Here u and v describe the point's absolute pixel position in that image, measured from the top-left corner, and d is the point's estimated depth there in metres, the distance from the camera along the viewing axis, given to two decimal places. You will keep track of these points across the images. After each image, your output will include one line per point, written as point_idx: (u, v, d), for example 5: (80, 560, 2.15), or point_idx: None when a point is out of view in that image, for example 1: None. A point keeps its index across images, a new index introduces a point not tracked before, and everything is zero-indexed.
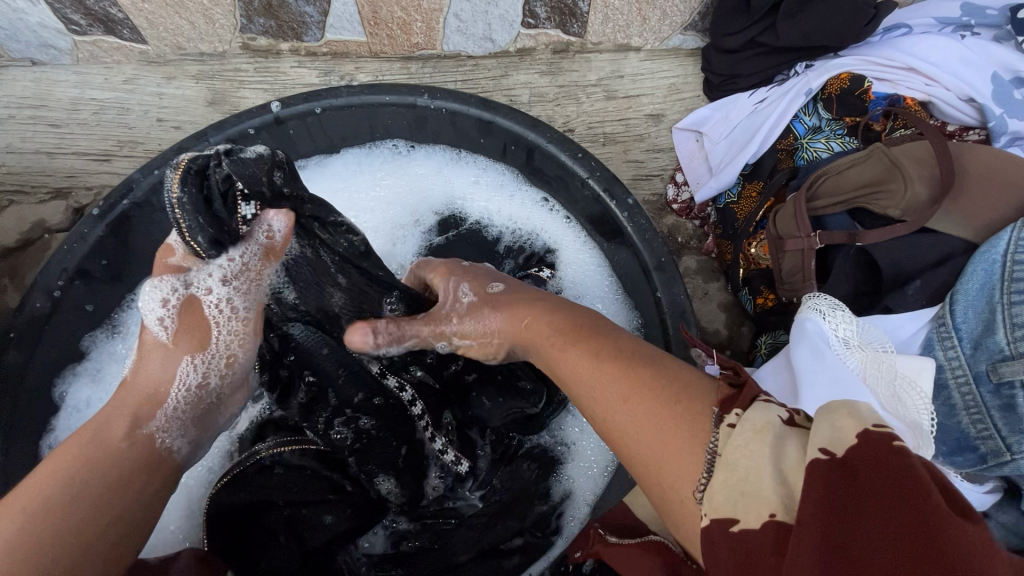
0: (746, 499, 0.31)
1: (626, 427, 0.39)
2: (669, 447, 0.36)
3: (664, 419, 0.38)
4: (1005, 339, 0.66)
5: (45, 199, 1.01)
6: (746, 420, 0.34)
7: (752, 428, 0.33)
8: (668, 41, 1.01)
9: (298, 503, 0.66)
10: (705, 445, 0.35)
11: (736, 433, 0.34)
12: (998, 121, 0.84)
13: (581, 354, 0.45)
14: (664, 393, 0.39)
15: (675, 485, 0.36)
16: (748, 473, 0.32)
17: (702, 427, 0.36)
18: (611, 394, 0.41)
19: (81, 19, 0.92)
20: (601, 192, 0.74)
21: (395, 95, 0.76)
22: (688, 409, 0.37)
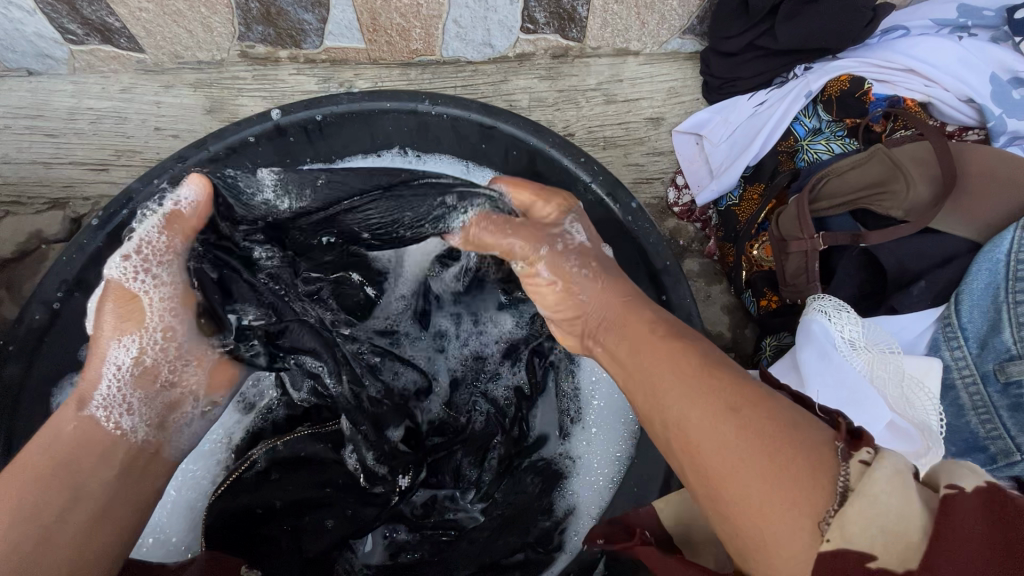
0: (888, 536, 0.32)
1: (723, 465, 0.39)
2: (783, 489, 0.36)
3: (775, 447, 0.38)
4: (1012, 338, 0.66)
5: (42, 209, 1.00)
6: (883, 460, 0.35)
7: (892, 468, 0.34)
8: (667, 45, 1.01)
9: (305, 509, 0.66)
10: (833, 480, 0.35)
11: (877, 469, 0.34)
12: (997, 121, 0.85)
13: (677, 368, 0.46)
14: (776, 419, 0.39)
15: (786, 534, 0.35)
16: (895, 513, 0.32)
17: (827, 460, 0.36)
18: (705, 420, 0.42)
19: (78, 29, 0.92)
20: (605, 197, 0.74)
21: (396, 102, 0.76)
22: (804, 440, 0.38)
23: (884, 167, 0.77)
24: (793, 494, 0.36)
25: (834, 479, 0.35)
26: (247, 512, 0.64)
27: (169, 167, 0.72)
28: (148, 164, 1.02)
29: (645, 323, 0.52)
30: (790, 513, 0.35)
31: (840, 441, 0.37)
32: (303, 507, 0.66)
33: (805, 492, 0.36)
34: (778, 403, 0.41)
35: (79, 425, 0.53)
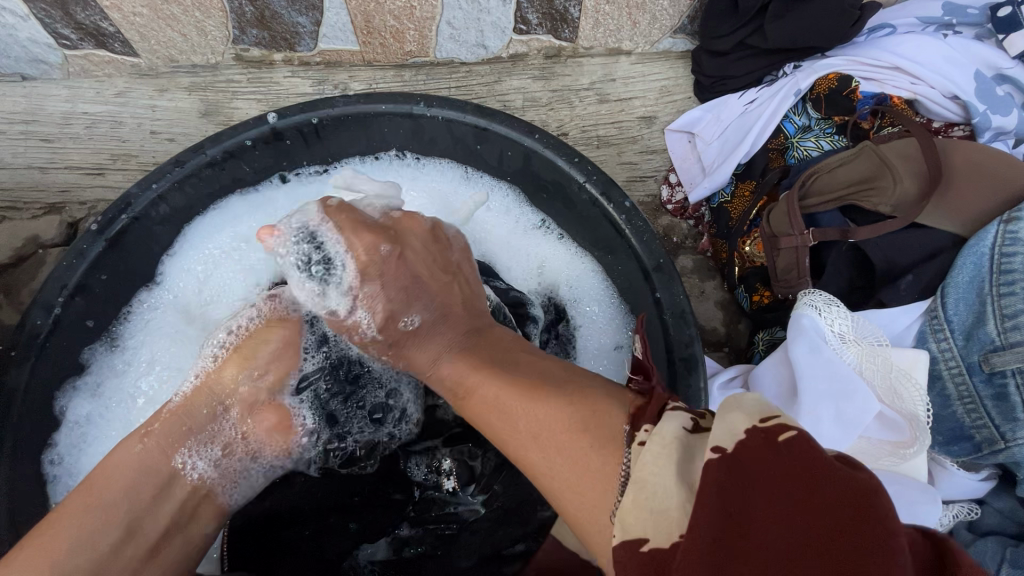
0: (657, 519, 0.33)
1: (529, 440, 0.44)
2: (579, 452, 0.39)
3: (582, 436, 0.40)
4: (996, 331, 0.68)
5: (39, 214, 1.00)
6: (653, 436, 0.36)
7: (659, 443, 0.35)
8: (658, 44, 1.02)
9: (324, 511, 0.70)
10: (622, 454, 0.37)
11: (646, 447, 0.35)
12: (982, 117, 0.87)
13: (506, 386, 0.47)
14: (571, 412, 0.42)
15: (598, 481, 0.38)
16: (658, 492, 0.33)
17: (615, 443, 0.38)
18: (502, 399, 0.47)
19: (72, 34, 0.92)
20: (599, 196, 0.75)
21: (391, 104, 0.77)
22: (601, 429, 0.40)
23: (872, 164, 0.79)
24: (594, 440, 0.39)
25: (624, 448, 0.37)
26: (275, 515, 0.69)
27: (168, 171, 0.72)
28: (144, 168, 1.02)
29: (454, 290, 0.60)
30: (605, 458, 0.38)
31: (628, 424, 0.39)
32: (328, 510, 0.70)
33: (603, 451, 0.38)
34: (577, 389, 0.44)
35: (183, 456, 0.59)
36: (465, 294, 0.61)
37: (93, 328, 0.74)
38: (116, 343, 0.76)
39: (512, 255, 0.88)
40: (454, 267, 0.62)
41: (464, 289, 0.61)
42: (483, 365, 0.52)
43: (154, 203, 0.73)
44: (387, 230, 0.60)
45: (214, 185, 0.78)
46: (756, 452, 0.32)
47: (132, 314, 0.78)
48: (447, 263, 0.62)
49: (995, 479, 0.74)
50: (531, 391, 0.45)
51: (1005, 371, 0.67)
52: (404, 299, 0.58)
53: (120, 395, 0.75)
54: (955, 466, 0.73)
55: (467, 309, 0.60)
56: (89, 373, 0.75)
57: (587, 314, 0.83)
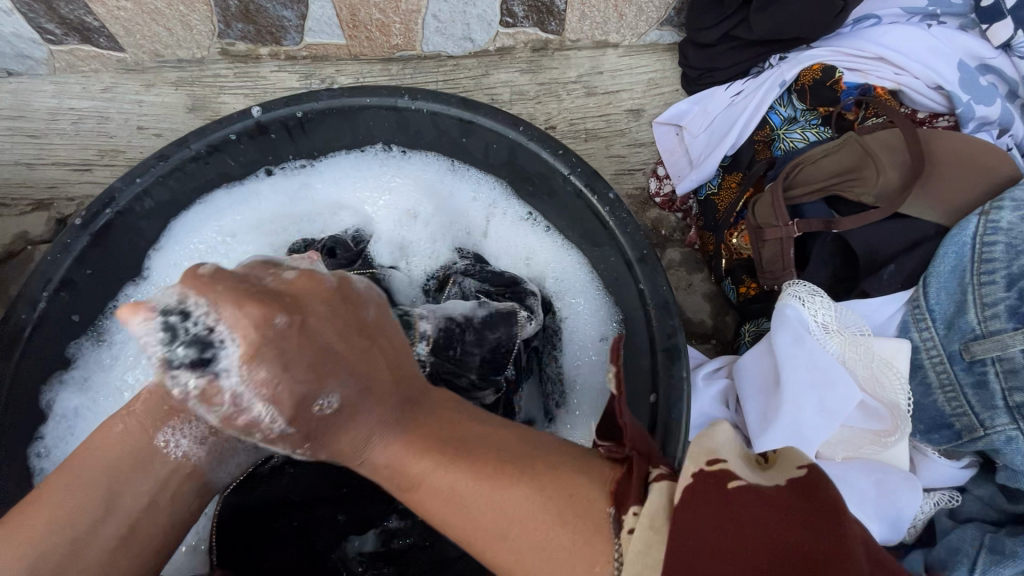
0: (648, 571, 0.35)
1: (461, 510, 0.41)
2: (543, 518, 0.39)
3: (550, 524, 0.39)
4: (977, 319, 0.68)
5: (27, 210, 1.00)
6: (642, 518, 0.37)
7: (649, 525, 0.36)
8: (645, 37, 1.02)
9: (313, 502, 0.70)
10: (610, 536, 0.38)
11: (635, 537, 0.36)
12: (966, 107, 0.86)
13: (439, 470, 0.43)
14: (535, 493, 0.40)
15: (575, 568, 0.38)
16: (655, 555, 0.35)
17: (603, 534, 0.38)
18: (459, 493, 0.41)
19: (56, 29, 0.92)
20: (583, 188, 0.75)
21: (376, 98, 0.77)
22: (578, 514, 0.39)
23: (856, 154, 0.79)
24: (578, 529, 0.38)
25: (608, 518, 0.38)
26: (264, 505, 0.68)
27: (151, 166, 0.72)
28: (132, 164, 1.02)
29: (377, 356, 0.47)
30: (570, 537, 0.38)
31: (611, 507, 0.39)
32: (316, 501, 0.70)
33: (572, 522, 0.39)
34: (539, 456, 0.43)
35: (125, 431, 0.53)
36: (387, 361, 0.47)
37: (79, 323, 0.74)
38: (102, 338, 0.76)
39: (499, 248, 0.88)
40: (373, 330, 0.48)
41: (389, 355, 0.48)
42: (428, 448, 0.44)
43: (139, 197, 0.73)
44: (281, 296, 0.43)
45: (199, 180, 0.78)
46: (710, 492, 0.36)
47: (118, 308, 0.78)
48: (361, 323, 0.47)
49: (977, 467, 0.74)
50: (480, 472, 0.41)
51: (985, 359, 0.67)
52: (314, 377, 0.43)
53: (106, 388, 0.75)
54: (937, 455, 0.73)
55: (398, 383, 0.47)
56: (75, 367, 0.74)
57: (574, 306, 0.83)
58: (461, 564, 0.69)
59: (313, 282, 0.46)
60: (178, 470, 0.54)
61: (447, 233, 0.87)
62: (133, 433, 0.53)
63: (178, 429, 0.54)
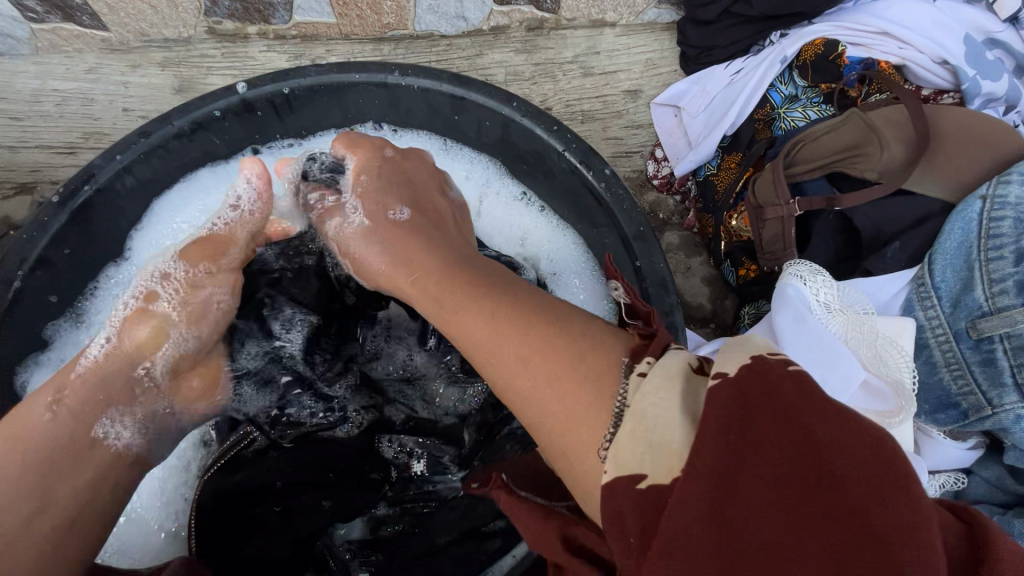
0: (657, 455, 0.31)
1: (494, 336, 0.43)
2: (560, 349, 0.40)
3: (564, 383, 0.38)
4: (984, 296, 0.66)
5: (9, 194, 0.98)
6: (655, 369, 0.35)
7: (662, 377, 0.34)
8: (643, 15, 1.00)
9: (297, 490, 0.65)
10: (615, 397, 0.36)
11: (648, 381, 0.35)
12: (972, 83, 0.84)
13: (478, 316, 0.45)
14: (568, 354, 0.40)
15: (582, 425, 0.37)
16: (659, 423, 0.32)
17: (612, 381, 0.37)
18: (492, 336, 0.43)
19: (38, 6, 0.89)
20: (578, 164, 0.73)
21: (365, 73, 0.74)
22: (594, 365, 0.39)
23: (859, 130, 0.76)
24: (588, 393, 0.37)
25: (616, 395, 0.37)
26: (245, 490, 0.64)
27: (132, 142, 0.70)
28: None
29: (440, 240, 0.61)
30: (588, 411, 0.37)
31: (627, 356, 0.39)
32: (301, 488, 0.65)
33: (593, 358, 0.39)
34: (577, 325, 0.42)
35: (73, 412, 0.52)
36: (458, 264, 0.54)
37: (58, 304, 0.71)
38: (82, 320, 0.74)
39: (494, 229, 0.86)
40: (439, 215, 0.66)
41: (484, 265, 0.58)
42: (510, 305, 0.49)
43: (119, 174, 0.71)
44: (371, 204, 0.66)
45: (183, 158, 0.76)
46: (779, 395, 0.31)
47: (99, 289, 0.76)
48: (429, 212, 0.66)
49: (983, 448, 0.72)
50: (513, 320, 0.43)
51: (993, 336, 0.65)
52: (390, 200, 0.65)
53: None
54: (942, 436, 0.71)
55: (451, 273, 0.53)
56: (53, 349, 0.72)
57: (571, 288, 0.82)
58: (452, 549, 0.67)
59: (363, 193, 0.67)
60: (125, 456, 0.54)
61: None
62: (74, 416, 0.52)
63: (121, 415, 0.55)
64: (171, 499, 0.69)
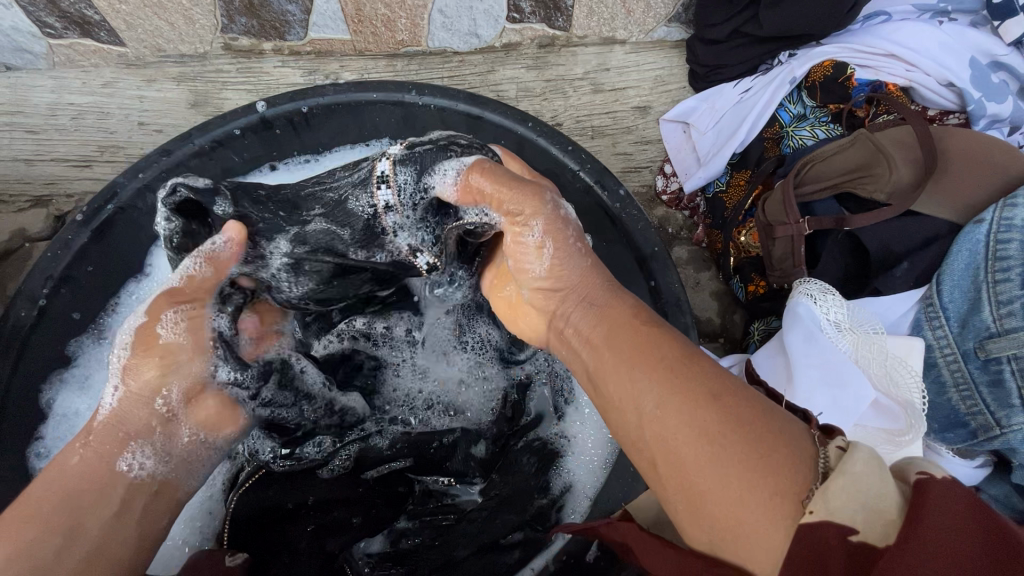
0: (869, 513, 0.32)
1: (657, 384, 0.40)
2: (754, 419, 0.37)
3: (757, 431, 0.37)
4: (991, 317, 0.68)
5: (24, 207, 0.98)
6: (859, 445, 0.35)
7: (870, 453, 0.34)
8: (653, 33, 1.01)
9: (327, 505, 0.67)
10: (815, 460, 0.35)
11: (856, 450, 0.34)
12: (977, 104, 0.86)
13: (643, 349, 0.43)
14: (756, 404, 0.38)
15: (770, 489, 0.35)
16: (871, 491, 0.32)
17: (807, 445, 0.36)
18: (662, 369, 0.41)
19: (56, 22, 0.90)
20: (593, 184, 0.74)
21: (383, 93, 0.76)
22: (783, 426, 0.37)
23: (868, 151, 0.78)
24: (780, 455, 0.35)
25: (817, 459, 0.35)
26: (275, 509, 0.66)
27: (154, 161, 0.71)
28: (132, 160, 1.01)
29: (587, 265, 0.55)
30: (778, 469, 0.35)
31: (814, 430, 0.38)
32: (330, 504, 0.68)
33: (775, 422, 0.37)
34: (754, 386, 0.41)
35: (84, 458, 0.49)
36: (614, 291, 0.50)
37: (80, 320, 0.72)
38: (104, 335, 0.74)
39: None
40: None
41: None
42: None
43: (141, 193, 0.71)
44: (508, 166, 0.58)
45: None
46: (962, 497, 0.31)
47: (119, 306, 0.76)
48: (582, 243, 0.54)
49: (990, 466, 0.74)
50: (692, 362, 0.41)
51: (1001, 357, 0.67)
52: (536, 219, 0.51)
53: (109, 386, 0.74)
54: (951, 453, 0.73)
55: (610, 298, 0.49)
56: (76, 365, 0.73)
57: None
58: (471, 562, 0.68)
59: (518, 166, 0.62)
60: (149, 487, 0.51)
61: None
62: (95, 457, 0.49)
63: (143, 448, 0.51)
64: (198, 516, 0.70)
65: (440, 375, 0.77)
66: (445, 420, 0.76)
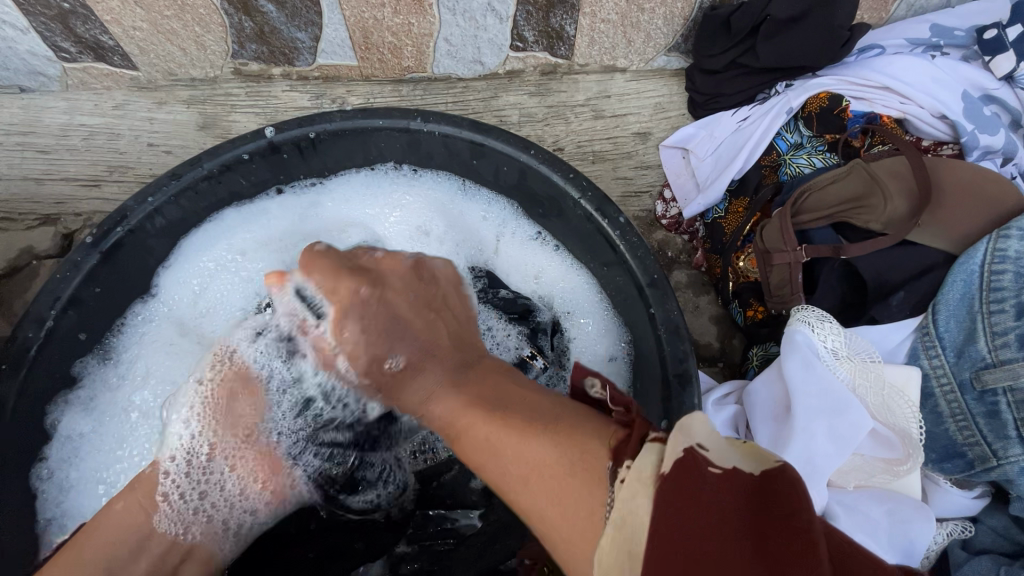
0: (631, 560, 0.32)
1: (518, 440, 0.41)
2: (547, 485, 0.38)
3: (562, 489, 0.37)
4: (986, 348, 0.69)
5: (34, 225, 1.00)
6: (632, 471, 0.34)
7: (637, 480, 0.33)
8: (652, 62, 1.04)
9: (329, 531, 0.70)
10: (602, 506, 0.35)
11: (624, 487, 0.34)
12: (971, 137, 0.88)
13: (499, 426, 0.43)
14: (562, 429, 0.41)
15: (576, 507, 0.36)
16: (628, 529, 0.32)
17: (600, 486, 0.35)
18: (493, 443, 0.43)
19: (71, 47, 0.93)
20: (593, 212, 0.75)
21: (388, 120, 0.77)
22: (582, 477, 0.36)
23: (863, 181, 0.80)
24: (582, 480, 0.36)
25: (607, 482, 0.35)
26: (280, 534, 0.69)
27: (164, 184, 0.72)
28: (141, 180, 1.02)
29: (440, 326, 0.58)
30: (585, 496, 0.35)
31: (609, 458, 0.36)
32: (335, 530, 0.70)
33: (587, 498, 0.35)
34: (584, 420, 0.41)
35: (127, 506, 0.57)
36: (459, 330, 0.59)
37: (85, 341, 0.73)
38: (109, 357, 0.76)
39: (510, 266, 0.89)
40: (440, 304, 0.60)
41: (452, 324, 0.59)
42: (478, 402, 0.47)
43: (150, 216, 0.73)
44: (368, 273, 0.58)
45: (210, 199, 0.78)
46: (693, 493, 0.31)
47: (125, 326, 0.78)
48: (430, 299, 0.60)
49: (989, 497, 0.74)
50: (509, 423, 0.43)
51: (996, 388, 0.68)
52: (387, 338, 0.56)
53: (113, 408, 0.74)
54: (949, 484, 0.73)
55: (455, 345, 0.56)
56: (81, 386, 0.74)
57: (583, 326, 0.84)
58: None
59: (399, 265, 0.60)
60: (177, 549, 0.58)
61: (461, 250, 0.87)
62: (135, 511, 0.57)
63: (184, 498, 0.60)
64: None
65: None
66: (452, 445, 0.76)
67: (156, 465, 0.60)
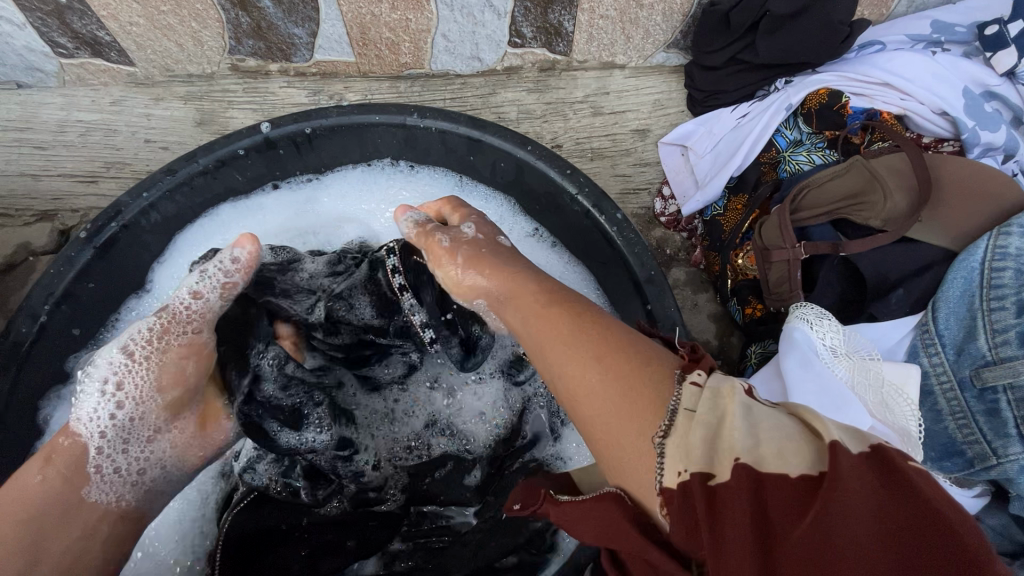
0: (716, 453, 0.31)
1: (587, 337, 0.42)
2: (611, 375, 0.39)
3: (625, 390, 0.38)
4: (987, 345, 0.68)
5: (31, 221, 0.99)
6: (711, 387, 0.34)
7: (719, 393, 0.34)
8: (652, 59, 1.03)
9: (322, 527, 0.68)
10: (666, 410, 0.35)
11: (701, 397, 0.34)
12: (971, 133, 0.88)
13: (567, 324, 0.44)
14: (619, 346, 0.41)
15: (634, 416, 0.37)
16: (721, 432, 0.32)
17: (666, 389, 0.37)
18: (558, 340, 0.43)
19: (68, 42, 0.92)
20: (590, 208, 0.75)
21: (384, 115, 0.76)
22: (651, 380, 0.38)
23: (862, 178, 0.79)
24: (640, 394, 0.37)
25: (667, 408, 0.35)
26: (266, 531, 0.65)
27: (159, 179, 0.72)
28: (137, 176, 1.02)
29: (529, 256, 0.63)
30: (646, 396, 0.37)
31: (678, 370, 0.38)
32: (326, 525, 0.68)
33: (647, 394, 0.37)
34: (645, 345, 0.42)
35: (45, 479, 0.52)
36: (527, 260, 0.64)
37: (79, 336, 0.73)
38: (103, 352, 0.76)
39: None
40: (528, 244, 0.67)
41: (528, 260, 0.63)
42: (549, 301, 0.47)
43: (145, 211, 0.73)
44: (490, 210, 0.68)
45: (205, 195, 0.78)
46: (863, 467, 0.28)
47: (120, 322, 0.78)
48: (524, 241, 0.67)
49: (989, 496, 0.74)
50: (580, 325, 0.43)
51: (996, 386, 0.67)
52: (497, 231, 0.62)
53: None
54: (949, 483, 0.73)
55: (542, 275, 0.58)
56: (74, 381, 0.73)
57: None
58: None
59: None
60: (106, 518, 0.54)
61: None
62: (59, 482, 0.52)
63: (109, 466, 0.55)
64: (188, 534, 0.71)
65: (470, 407, 0.78)
66: (444, 442, 0.77)
67: (75, 439, 0.54)
